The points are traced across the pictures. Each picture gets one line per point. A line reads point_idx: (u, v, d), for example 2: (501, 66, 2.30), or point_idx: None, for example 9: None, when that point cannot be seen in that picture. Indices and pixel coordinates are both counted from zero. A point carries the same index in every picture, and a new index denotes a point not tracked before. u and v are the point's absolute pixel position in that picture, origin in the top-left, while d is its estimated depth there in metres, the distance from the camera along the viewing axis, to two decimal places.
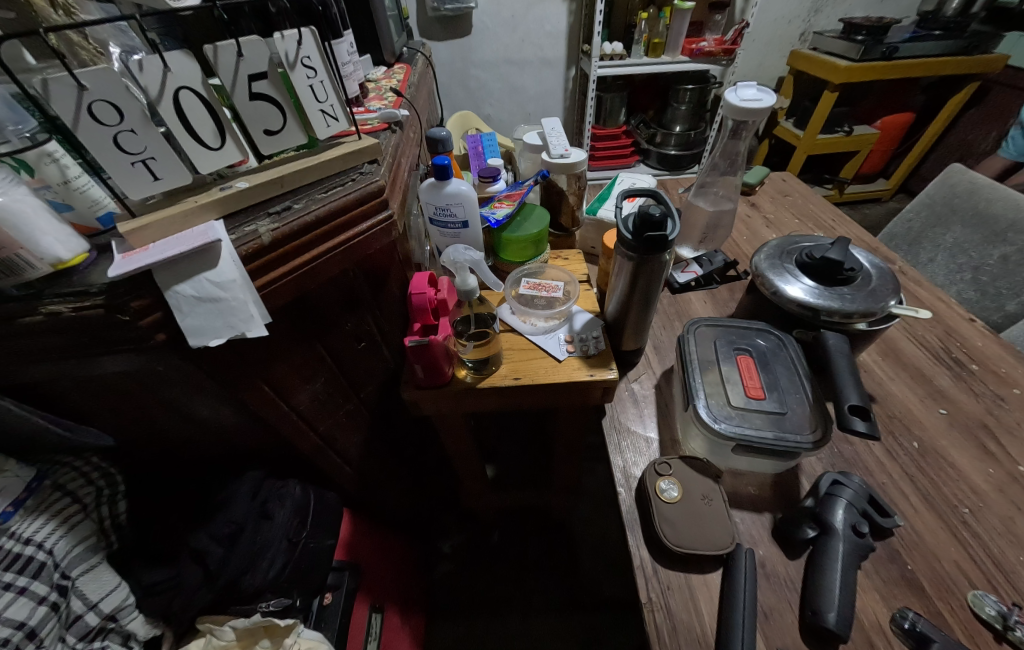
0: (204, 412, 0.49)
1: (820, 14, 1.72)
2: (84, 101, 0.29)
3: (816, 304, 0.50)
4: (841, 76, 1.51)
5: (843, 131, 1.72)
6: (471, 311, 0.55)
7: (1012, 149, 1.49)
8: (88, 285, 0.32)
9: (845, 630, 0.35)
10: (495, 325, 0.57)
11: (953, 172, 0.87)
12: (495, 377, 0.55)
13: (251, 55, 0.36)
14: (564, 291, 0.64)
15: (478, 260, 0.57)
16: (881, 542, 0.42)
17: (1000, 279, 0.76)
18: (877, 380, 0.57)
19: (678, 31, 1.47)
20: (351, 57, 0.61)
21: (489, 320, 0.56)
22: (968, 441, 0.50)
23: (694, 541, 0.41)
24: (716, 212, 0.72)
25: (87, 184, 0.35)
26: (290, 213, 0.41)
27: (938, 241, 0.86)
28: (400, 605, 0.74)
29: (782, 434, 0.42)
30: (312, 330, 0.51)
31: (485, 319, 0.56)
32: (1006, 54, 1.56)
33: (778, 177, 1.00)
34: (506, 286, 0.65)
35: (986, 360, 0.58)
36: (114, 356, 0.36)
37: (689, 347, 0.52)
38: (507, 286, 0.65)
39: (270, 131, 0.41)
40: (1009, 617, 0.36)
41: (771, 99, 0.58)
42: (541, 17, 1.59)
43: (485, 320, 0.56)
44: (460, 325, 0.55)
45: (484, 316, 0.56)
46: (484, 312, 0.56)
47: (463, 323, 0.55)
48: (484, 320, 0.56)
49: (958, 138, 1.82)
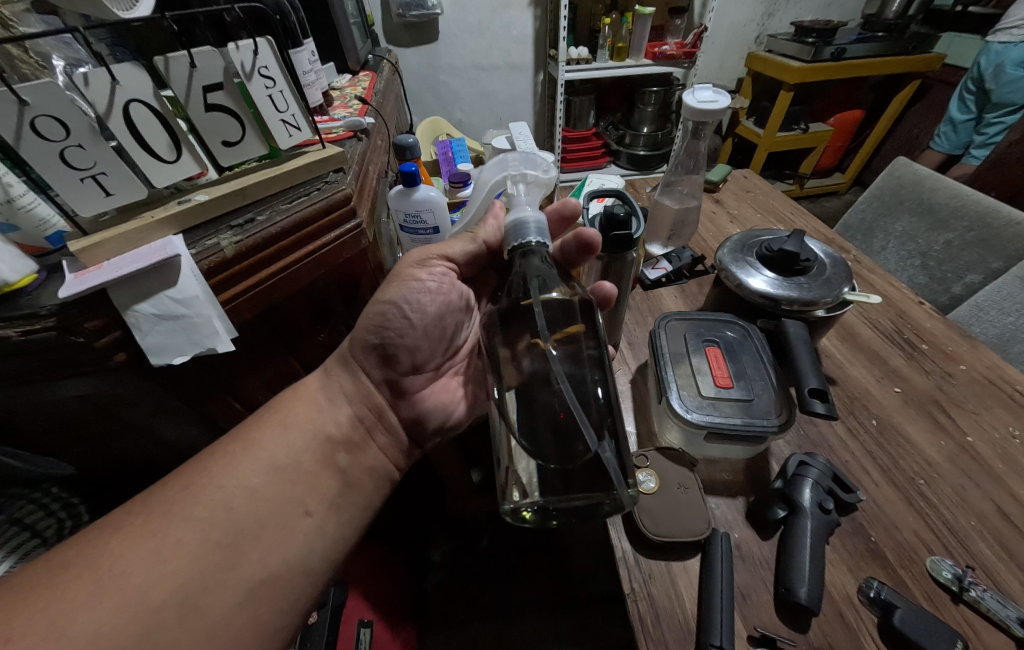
0: (174, 436, 0.47)
1: (772, 18, 1.81)
2: (26, 116, 0.28)
3: (776, 294, 0.52)
4: (794, 76, 1.59)
5: (800, 129, 1.81)
6: (470, 273, 0.55)
7: (944, 145, 1.68)
8: (37, 307, 0.30)
9: (816, 604, 0.37)
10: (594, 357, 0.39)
11: (899, 166, 0.93)
12: (549, 477, 0.35)
13: (205, 66, 0.35)
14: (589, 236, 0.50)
15: (506, 169, 0.51)
16: (846, 516, 0.44)
17: (945, 264, 0.82)
18: (837, 364, 0.60)
19: (640, 35, 1.52)
20: (311, 65, 0.61)
21: (587, 377, 0.37)
22: (921, 416, 0.53)
23: (673, 529, 0.43)
24: (681, 209, 0.74)
25: (34, 202, 0.33)
26: (253, 225, 0.40)
27: (888, 230, 0.92)
28: (390, 621, 0.72)
29: (751, 419, 0.44)
30: (279, 340, 0.50)
31: (559, 312, 0.39)
32: (942, 54, 1.67)
33: (740, 174, 1.04)
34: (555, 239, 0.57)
35: (934, 339, 0.62)
36: (70, 380, 0.34)
37: (660, 341, 0.53)
38: (555, 232, 0.56)
39: (228, 142, 0.40)
40: (963, 579, 0.39)
41: (726, 99, 0.61)
42: (507, 23, 1.61)
43: (574, 360, 0.38)
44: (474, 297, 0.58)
45: (537, 268, 0.40)
46: (562, 265, 0.50)
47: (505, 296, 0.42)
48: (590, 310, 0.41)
49: (903, 134, 1.95)
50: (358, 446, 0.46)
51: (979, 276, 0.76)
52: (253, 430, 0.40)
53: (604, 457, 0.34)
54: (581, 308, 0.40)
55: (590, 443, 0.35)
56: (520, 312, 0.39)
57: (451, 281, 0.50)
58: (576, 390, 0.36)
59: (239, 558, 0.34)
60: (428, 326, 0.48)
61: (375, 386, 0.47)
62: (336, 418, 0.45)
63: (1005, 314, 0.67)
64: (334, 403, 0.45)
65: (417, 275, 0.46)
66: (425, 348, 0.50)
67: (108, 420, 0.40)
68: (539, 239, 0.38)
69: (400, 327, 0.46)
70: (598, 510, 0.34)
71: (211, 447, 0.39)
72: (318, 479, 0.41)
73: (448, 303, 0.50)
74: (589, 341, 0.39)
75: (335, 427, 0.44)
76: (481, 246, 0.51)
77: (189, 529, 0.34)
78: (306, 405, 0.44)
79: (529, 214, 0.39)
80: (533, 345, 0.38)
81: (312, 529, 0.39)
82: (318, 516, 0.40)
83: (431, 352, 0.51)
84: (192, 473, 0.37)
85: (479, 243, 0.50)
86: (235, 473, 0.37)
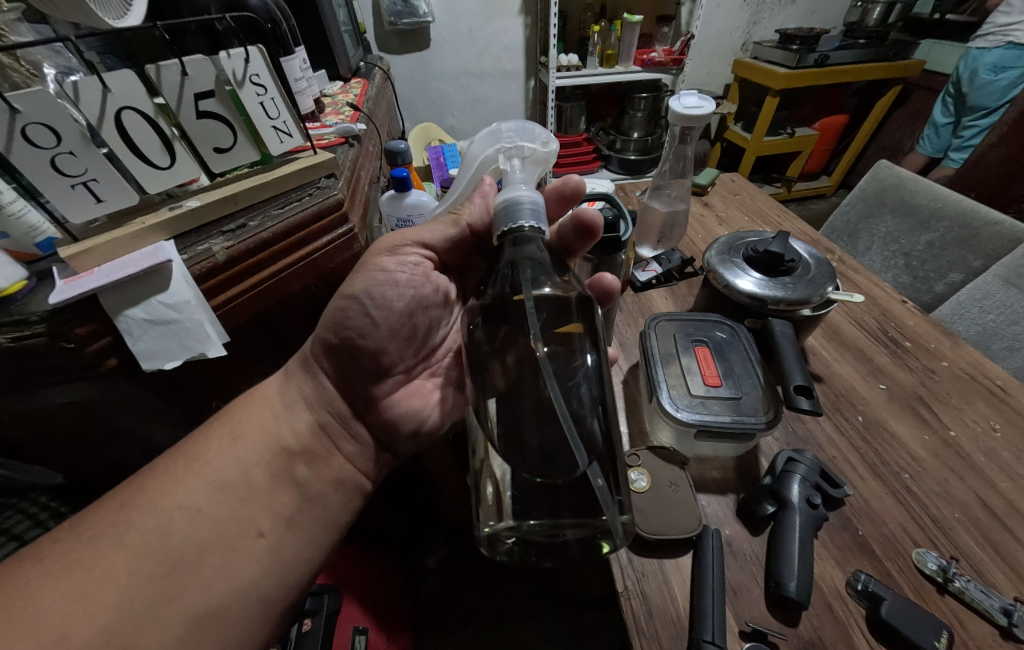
0: (163, 440, 0.46)
1: (758, 25, 1.86)
2: (17, 125, 0.28)
3: (763, 294, 0.53)
4: (780, 82, 1.62)
5: (787, 134, 1.85)
6: (452, 260, 0.55)
7: (931, 146, 1.71)
8: (27, 313, 0.29)
9: (805, 597, 0.37)
10: (585, 360, 0.39)
11: (882, 168, 0.95)
12: (536, 492, 0.35)
13: (196, 74, 0.36)
14: (575, 213, 0.49)
15: (501, 141, 0.52)
16: (834, 512, 0.45)
17: (928, 263, 0.84)
18: (824, 362, 0.61)
19: (629, 42, 1.55)
20: (303, 73, 0.62)
21: (580, 384, 0.37)
22: (906, 412, 0.54)
23: (665, 527, 0.43)
24: (671, 212, 0.75)
25: (24, 209, 0.33)
26: (244, 230, 0.41)
27: (872, 231, 0.94)
28: (385, 628, 0.71)
29: (739, 417, 0.45)
30: (262, 342, 0.50)
31: (553, 311, 0.40)
32: (922, 59, 1.71)
33: (728, 177, 1.06)
34: (551, 220, 0.58)
35: (917, 336, 0.64)
36: (53, 387, 0.33)
37: (650, 341, 0.54)
38: (552, 215, 0.56)
39: (220, 148, 0.41)
40: (948, 570, 0.39)
41: (711, 105, 0.62)
42: (498, 30, 1.63)
43: (566, 360, 0.38)
44: (458, 288, 0.58)
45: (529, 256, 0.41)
46: (559, 251, 0.51)
47: (493, 285, 0.43)
48: (582, 305, 0.42)
49: (888, 137, 2.00)
50: (320, 456, 0.46)
51: (961, 275, 0.78)
52: (198, 443, 0.40)
53: (594, 482, 0.34)
54: (576, 304, 0.41)
55: (579, 460, 0.34)
56: (511, 307, 0.40)
57: (425, 271, 0.50)
58: (566, 397, 0.36)
59: (196, 571, 0.34)
60: (394, 325, 0.48)
61: (338, 392, 0.48)
62: (294, 426, 0.45)
63: (986, 312, 0.69)
64: (291, 410, 0.45)
65: (385, 265, 0.46)
66: (392, 349, 0.49)
67: (90, 428, 0.39)
68: (534, 224, 0.37)
69: (361, 326, 0.45)
70: (590, 539, 0.34)
71: (192, 457, 0.39)
72: (271, 497, 0.40)
73: (418, 296, 0.49)
74: (581, 340, 0.39)
75: (293, 436, 0.44)
76: (464, 229, 0.51)
77: (162, 531, 0.35)
78: (259, 411, 0.44)
79: (524, 195, 0.38)
80: (524, 344, 0.39)
81: (276, 544, 0.39)
82: (283, 527, 0.40)
83: (399, 354, 0.50)
84: (147, 492, 0.36)
85: (462, 226, 0.51)
86: (204, 481, 0.38)
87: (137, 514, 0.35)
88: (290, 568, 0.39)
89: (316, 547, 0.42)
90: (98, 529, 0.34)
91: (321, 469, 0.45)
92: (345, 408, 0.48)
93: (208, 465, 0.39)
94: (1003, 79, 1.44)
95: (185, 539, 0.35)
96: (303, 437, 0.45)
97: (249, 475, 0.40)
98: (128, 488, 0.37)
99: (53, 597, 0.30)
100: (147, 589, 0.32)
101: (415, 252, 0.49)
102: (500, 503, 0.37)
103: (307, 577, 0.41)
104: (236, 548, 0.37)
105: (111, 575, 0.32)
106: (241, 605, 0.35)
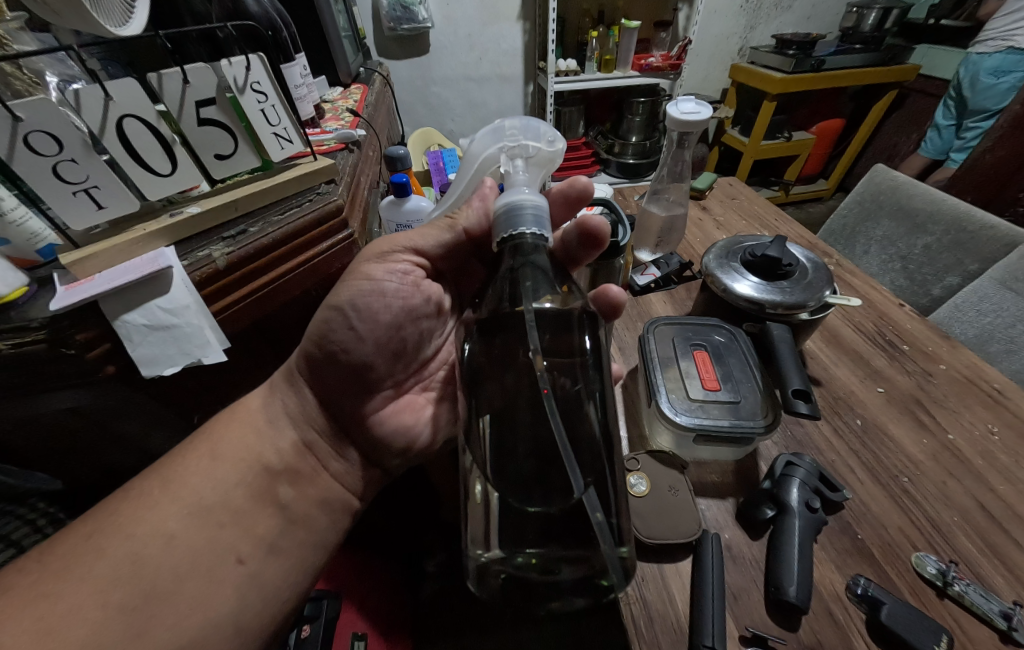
0: (158, 448, 0.46)
1: (754, 31, 1.87)
2: (20, 132, 0.28)
3: (761, 298, 0.53)
4: (777, 87, 1.63)
5: (784, 138, 1.86)
6: (447, 267, 0.56)
7: (931, 148, 1.72)
8: (27, 318, 0.29)
9: (805, 601, 0.37)
10: (581, 369, 0.39)
11: (878, 172, 0.96)
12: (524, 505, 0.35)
13: (198, 82, 0.36)
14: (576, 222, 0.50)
15: (503, 142, 0.53)
16: (833, 515, 0.45)
17: (925, 266, 0.84)
18: (822, 365, 0.62)
19: (626, 48, 1.56)
20: (303, 79, 0.63)
21: (577, 394, 0.37)
22: (904, 415, 0.54)
23: (664, 531, 0.43)
24: (669, 216, 0.76)
25: (25, 217, 0.33)
26: (244, 236, 0.41)
27: (870, 234, 0.94)
28: (384, 635, 0.71)
29: (738, 420, 0.45)
30: (258, 349, 0.50)
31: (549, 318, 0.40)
32: (918, 64, 1.73)
33: (726, 181, 1.06)
34: (555, 224, 0.58)
35: (914, 340, 0.64)
36: (46, 396, 0.33)
37: (649, 345, 0.54)
38: (557, 218, 0.57)
39: (221, 155, 0.41)
40: (947, 573, 0.39)
41: (708, 111, 0.63)
42: (497, 35, 1.64)
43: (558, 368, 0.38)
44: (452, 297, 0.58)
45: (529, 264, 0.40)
46: (563, 258, 0.51)
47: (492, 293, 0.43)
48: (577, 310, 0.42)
49: (884, 141, 2.02)
50: (304, 475, 0.46)
51: (958, 278, 0.79)
52: (175, 464, 0.40)
53: (593, 517, 0.33)
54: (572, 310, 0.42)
55: (574, 487, 0.33)
56: (508, 314, 0.40)
57: (415, 281, 0.50)
58: (563, 409, 0.36)
59: (181, 592, 0.34)
60: (380, 339, 0.48)
61: (321, 411, 0.48)
62: (277, 444, 0.45)
63: (983, 315, 0.69)
64: (275, 427, 0.45)
65: (372, 274, 0.46)
66: (380, 364, 0.49)
67: (83, 438, 0.39)
68: (536, 231, 0.37)
69: (344, 339, 0.45)
70: (584, 571, 0.34)
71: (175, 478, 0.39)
72: (251, 520, 0.40)
73: (407, 308, 0.49)
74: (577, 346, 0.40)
75: (275, 455, 0.44)
76: (460, 234, 0.51)
77: (141, 554, 0.35)
78: (241, 429, 0.44)
79: (527, 200, 0.38)
80: (519, 351, 0.39)
81: (256, 570, 0.39)
82: (265, 552, 0.40)
83: (388, 370, 0.50)
84: (130, 513, 0.36)
85: (458, 231, 0.50)
86: (184, 503, 0.38)
87: (116, 536, 0.35)
88: (270, 595, 0.39)
89: (297, 571, 0.42)
90: (77, 553, 0.33)
91: (306, 488, 0.45)
92: (333, 421, 0.48)
93: (185, 487, 0.38)
94: (1003, 82, 1.46)
95: (168, 560, 0.35)
96: (286, 456, 0.45)
97: (227, 497, 0.40)
98: (107, 509, 0.36)
99: (33, 620, 0.30)
100: (132, 609, 0.32)
101: (405, 259, 0.49)
102: (489, 505, 0.38)
103: (291, 600, 0.41)
104: (213, 577, 0.36)
105: (97, 595, 0.32)
106: (222, 629, 0.35)
